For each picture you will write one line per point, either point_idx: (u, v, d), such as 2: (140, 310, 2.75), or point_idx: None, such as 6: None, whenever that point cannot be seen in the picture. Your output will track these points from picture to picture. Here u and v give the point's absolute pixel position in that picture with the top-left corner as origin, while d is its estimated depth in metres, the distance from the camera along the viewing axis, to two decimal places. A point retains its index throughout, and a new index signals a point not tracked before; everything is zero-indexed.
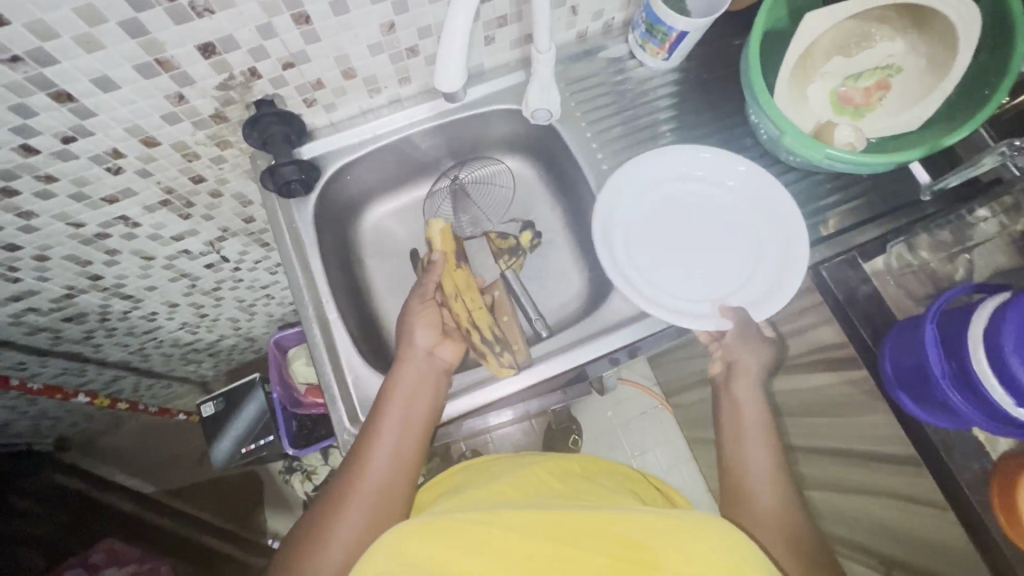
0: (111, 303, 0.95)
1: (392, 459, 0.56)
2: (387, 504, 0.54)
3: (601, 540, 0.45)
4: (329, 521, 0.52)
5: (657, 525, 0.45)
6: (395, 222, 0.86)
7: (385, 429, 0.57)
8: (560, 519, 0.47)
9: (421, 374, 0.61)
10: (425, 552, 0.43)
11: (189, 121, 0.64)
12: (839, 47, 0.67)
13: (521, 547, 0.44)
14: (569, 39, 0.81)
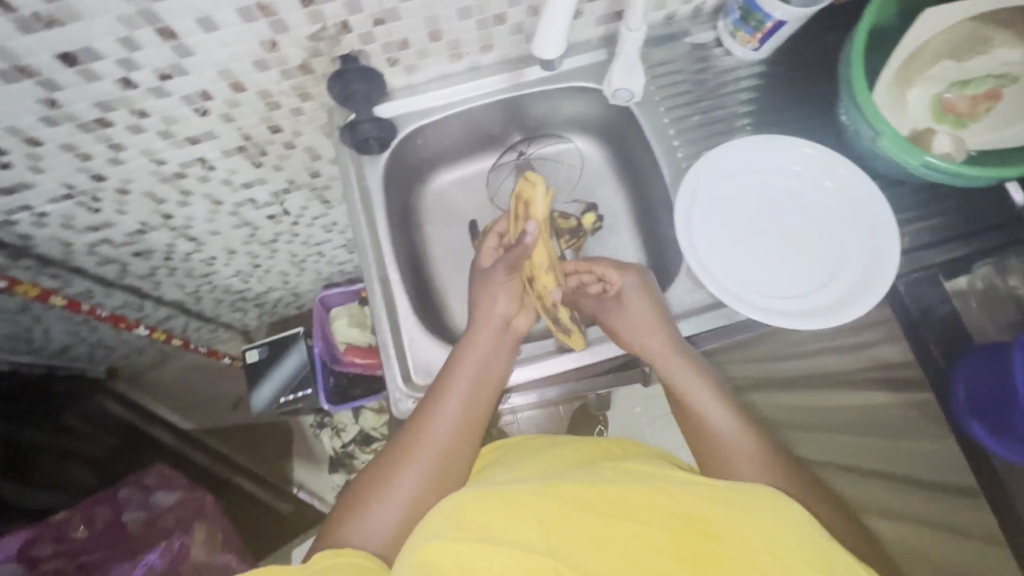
0: (177, 243, 0.99)
1: (457, 421, 0.57)
2: (446, 462, 0.56)
3: (655, 513, 0.47)
4: (394, 471, 0.55)
5: (708, 499, 0.47)
6: (458, 191, 0.86)
7: (448, 391, 0.58)
8: (614, 492, 0.49)
9: (483, 341, 0.62)
10: (491, 516, 0.46)
11: (278, 69, 0.65)
12: (950, 51, 0.64)
13: (581, 515, 0.47)
14: (656, 20, 0.78)
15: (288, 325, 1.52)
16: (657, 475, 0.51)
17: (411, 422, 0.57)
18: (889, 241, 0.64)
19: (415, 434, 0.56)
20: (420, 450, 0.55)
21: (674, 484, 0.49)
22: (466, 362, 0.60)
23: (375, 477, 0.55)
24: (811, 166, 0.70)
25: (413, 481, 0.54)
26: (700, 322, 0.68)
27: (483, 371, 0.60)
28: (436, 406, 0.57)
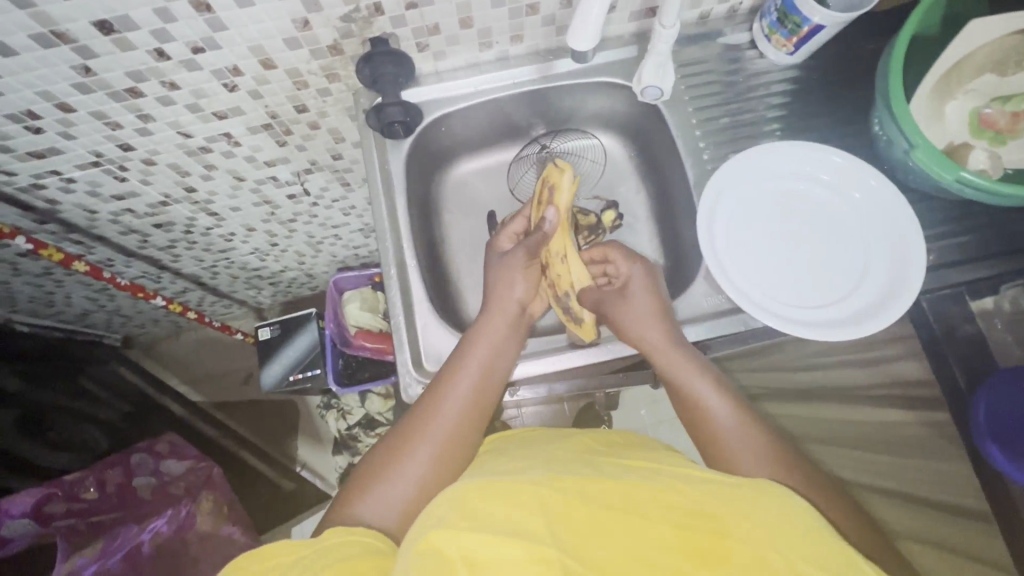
0: (198, 217, 1.00)
1: (464, 399, 0.57)
2: (455, 444, 0.55)
3: (660, 508, 0.42)
4: (400, 448, 0.54)
5: (717, 495, 0.42)
6: (478, 181, 0.86)
7: (459, 372, 0.58)
8: (619, 485, 0.44)
9: (495, 327, 0.63)
10: (491, 507, 0.41)
11: (308, 48, 0.66)
12: (993, 64, 0.62)
13: (586, 507, 0.42)
14: (690, 18, 0.77)
15: (301, 305, 1.53)
16: (661, 472, 0.47)
17: (421, 403, 0.57)
18: (918, 255, 0.63)
19: (424, 414, 0.56)
20: (428, 430, 0.54)
21: (678, 479, 0.45)
22: (477, 345, 0.61)
23: (382, 456, 0.54)
24: (841, 176, 0.69)
25: (419, 460, 0.53)
26: (716, 326, 0.67)
27: (495, 355, 0.61)
28: (446, 387, 0.57)
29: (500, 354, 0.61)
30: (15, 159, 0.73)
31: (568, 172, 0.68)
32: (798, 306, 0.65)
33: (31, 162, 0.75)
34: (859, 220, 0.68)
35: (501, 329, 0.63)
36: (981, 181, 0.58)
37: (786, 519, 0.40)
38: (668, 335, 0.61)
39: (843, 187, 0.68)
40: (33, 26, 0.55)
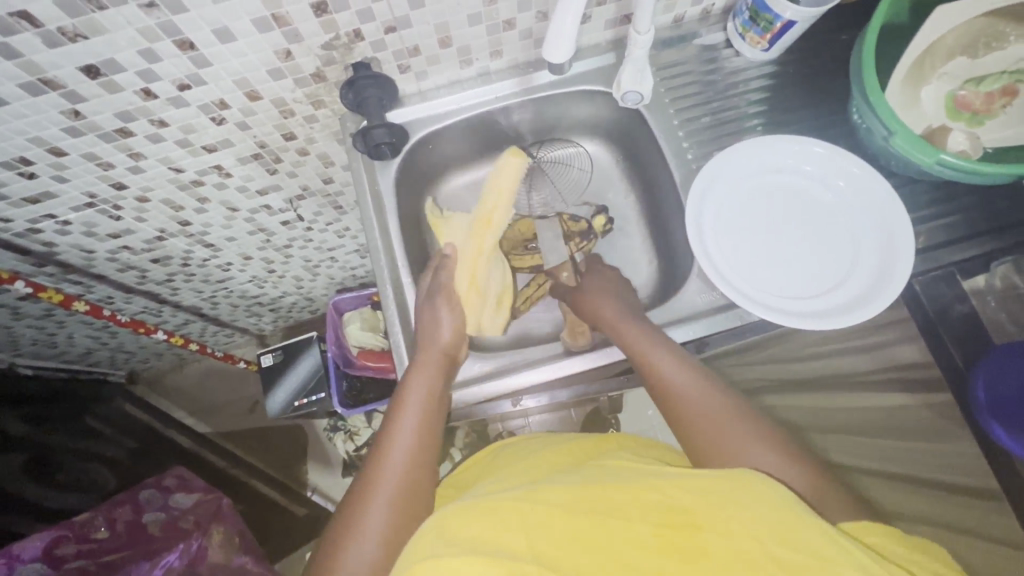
0: (194, 249, 1.01)
1: (411, 439, 0.57)
2: (408, 499, 0.53)
3: (642, 507, 0.42)
4: (362, 504, 0.53)
5: (698, 491, 0.43)
6: (467, 197, 0.87)
7: (397, 426, 0.58)
8: (597, 489, 0.45)
9: (426, 369, 0.63)
10: (472, 526, 0.42)
11: (291, 77, 0.67)
12: (964, 47, 0.63)
13: (568, 514, 0.43)
14: (665, 23, 0.78)
15: (303, 329, 1.54)
16: (646, 471, 0.47)
17: (366, 467, 0.56)
18: (905, 240, 0.63)
19: (374, 477, 0.54)
20: (381, 487, 0.53)
21: (663, 479, 0.45)
22: (414, 389, 0.61)
23: (335, 533, 0.52)
24: (823, 165, 0.69)
25: (379, 522, 0.51)
26: (712, 323, 0.68)
27: (432, 405, 0.60)
28: (388, 445, 0.56)
29: (438, 400, 0.61)
30: (11, 206, 0.75)
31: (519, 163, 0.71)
32: (786, 296, 0.66)
33: (27, 207, 0.76)
34: (848, 211, 0.68)
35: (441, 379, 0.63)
36: (960, 163, 0.59)
37: (765, 503, 0.41)
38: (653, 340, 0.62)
39: (830, 175, 0.69)
40: (21, 75, 0.57)
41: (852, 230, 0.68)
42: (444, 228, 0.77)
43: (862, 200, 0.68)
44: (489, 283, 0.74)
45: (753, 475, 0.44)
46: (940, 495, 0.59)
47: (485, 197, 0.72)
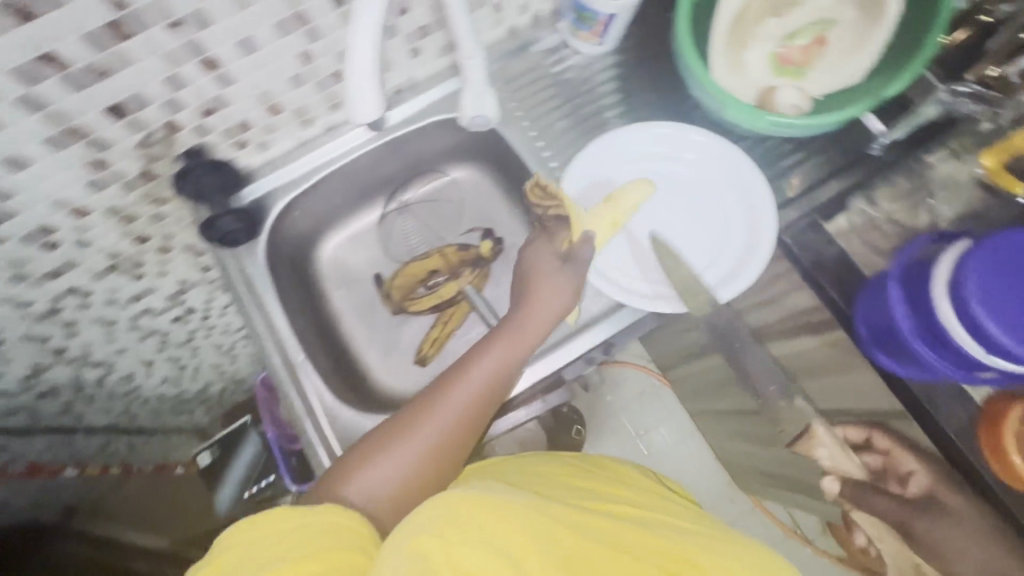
0: (83, 373, 0.93)
1: (459, 406, 0.59)
2: (438, 453, 0.57)
3: (650, 552, 0.57)
4: (392, 440, 0.56)
5: (705, 549, 0.58)
6: (353, 253, 0.84)
7: (457, 385, 0.59)
8: (616, 529, 0.58)
9: (512, 336, 0.63)
10: (487, 522, 0.49)
11: (117, 185, 0.62)
12: (770, 9, 0.65)
13: (571, 532, 0.54)
14: (501, 36, 0.77)
15: (241, 412, 1.46)
16: (651, 521, 0.62)
17: (416, 402, 0.59)
18: (768, 213, 0.67)
19: (399, 439, 0.56)
20: (417, 434, 0.57)
21: (668, 534, 0.60)
22: (495, 352, 0.62)
23: (364, 449, 0.56)
24: (672, 142, 0.71)
25: (405, 461, 0.55)
26: (610, 325, 0.68)
27: (474, 403, 0.59)
28: (445, 390, 0.59)
29: (481, 400, 0.60)
30: None
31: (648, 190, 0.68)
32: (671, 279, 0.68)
33: None
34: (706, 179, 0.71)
35: (494, 371, 0.61)
36: (796, 119, 0.62)
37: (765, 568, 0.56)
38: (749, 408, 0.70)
39: (681, 150, 0.71)
40: None
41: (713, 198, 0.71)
42: (576, 217, 0.67)
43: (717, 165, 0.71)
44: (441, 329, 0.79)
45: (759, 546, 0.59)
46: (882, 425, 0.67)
47: (615, 197, 0.68)
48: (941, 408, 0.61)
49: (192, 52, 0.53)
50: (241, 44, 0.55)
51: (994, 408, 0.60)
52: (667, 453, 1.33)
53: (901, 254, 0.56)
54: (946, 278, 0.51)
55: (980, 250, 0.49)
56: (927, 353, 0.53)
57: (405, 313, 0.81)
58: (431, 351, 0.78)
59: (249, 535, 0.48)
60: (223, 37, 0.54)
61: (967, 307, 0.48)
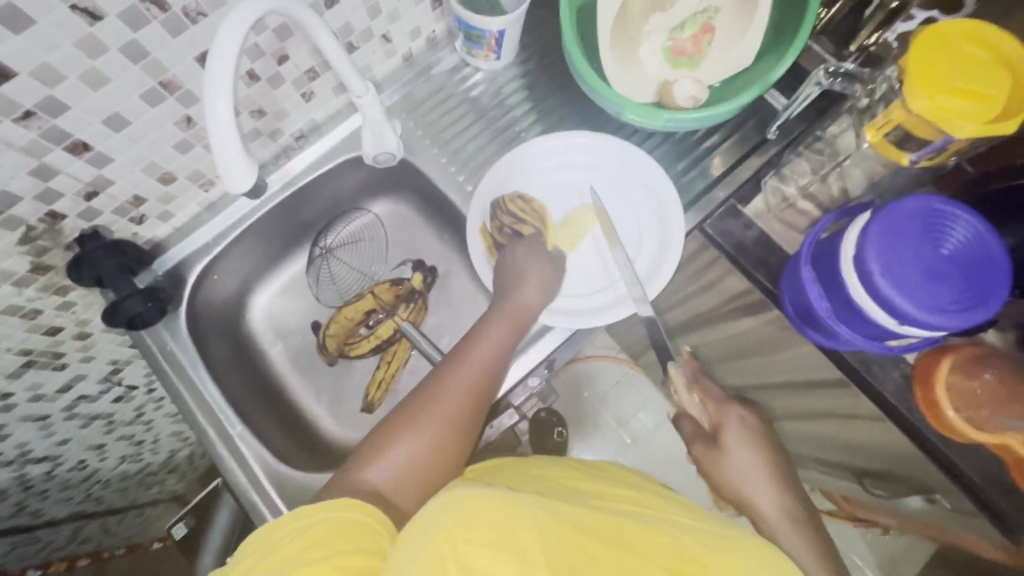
0: (27, 471, 0.89)
1: (471, 383, 0.59)
2: (457, 429, 0.56)
3: (654, 550, 0.51)
4: (413, 418, 0.56)
5: (711, 548, 0.52)
6: (285, 306, 0.81)
7: (468, 360, 0.60)
8: (634, 536, 0.52)
9: (514, 312, 0.63)
10: (492, 517, 0.46)
11: (7, 285, 0.58)
12: (654, 3, 0.64)
13: (577, 533, 0.49)
14: (397, 65, 0.75)
15: (216, 472, 1.41)
16: (656, 517, 0.56)
17: (430, 381, 0.59)
18: (676, 211, 0.68)
19: (418, 414, 0.56)
20: (438, 409, 0.56)
21: (670, 526, 0.54)
22: (498, 329, 0.62)
23: (386, 429, 0.55)
24: (566, 151, 0.71)
25: (427, 439, 0.55)
26: (548, 343, 0.69)
27: (485, 376, 0.59)
28: (459, 366, 0.59)
29: (492, 373, 0.60)
30: None
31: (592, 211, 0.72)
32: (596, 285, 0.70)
33: None
34: (610, 179, 0.72)
35: (502, 342, 0.62)
36: (692, 114, 0.63)
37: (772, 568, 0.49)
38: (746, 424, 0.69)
39: (578, 156, 0.71)
40: None
41: (622, 195, 0.72)
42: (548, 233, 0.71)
43: (617, 161, 0.71)
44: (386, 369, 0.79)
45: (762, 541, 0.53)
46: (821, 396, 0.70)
47: (563, 225, 0.72)
48: (876, 373, 0.62)
49: (54, 140, 0.50)
50: (108, 122, 0.53)
51: (925, 362, 0.60)
52: (651, 438, 1.32)
53: (815, 230, 0.57)
54: (848, 254, 0.51)
55: (876, 222, 0.49)
56: (845, 331, 0.54)
57: (346, 358, 0.80)
58: (379, 394, 0.78)
59: (272, 531, 0.47)
60: (86, 119, 0.51)
61: (872, 283, 0.48)
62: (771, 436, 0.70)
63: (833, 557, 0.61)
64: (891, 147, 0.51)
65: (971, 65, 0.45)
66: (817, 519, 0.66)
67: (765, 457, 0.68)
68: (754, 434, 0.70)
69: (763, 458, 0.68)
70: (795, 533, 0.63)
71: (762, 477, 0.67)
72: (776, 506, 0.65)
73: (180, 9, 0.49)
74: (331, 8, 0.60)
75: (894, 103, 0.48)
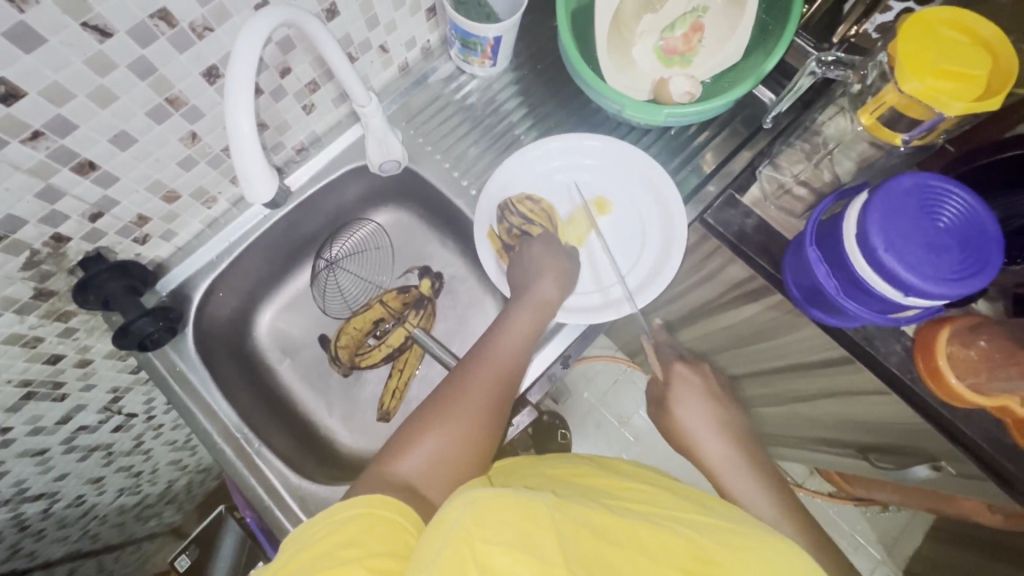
0: (23, 509, 0.85)
1: (495, 376, 0.59)
2: (485, 420, 0.57)
3: (673, 552, 0.47)
4: (442, 411, 0.56)
5: (726, 544, 0.49)
6: (291, 321, 0.81)
7: (490, 354, 0.61)
8: (656, 537, 0.48)
9: (532, 304, 0.64)
10: (509, 518, 0.42)
11: (9, 312, 0.56)
12: (644, 6, 0.67)
13: (595, 536, 0.45)
14: (393, 75, 0.76)
15: (215, 499, 1.37)
16: (670, 517, 0.52)
17: (454, 375, 0.59)
18: (676, 204, 0.70)
19: (447, 407, 0.56)
20: (464, 402, 0.56)
21: (689, 527, 0.51)
22: (518, 320, 0.63)
23: (414, 424, 0.55)
24: (565, 154, 0.73)
25: (457, 431, 0.55)
26: (560, 340, 0.69)
27: (511, 368, 0.60)
28: (482, 359, 0.60)
29: (516, 366, 0.61)
30: None
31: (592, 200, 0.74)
32: (607, 282, 0.71)
33: None
34: (611, 177, 0.73)
35: (524, 334, 0.63)
36: (689, 110, 0.65)
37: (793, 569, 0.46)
38: (690, 387, 0.72)
39: (578, 157, 0.73)
40: None
41: (625, 192, 0.73)
42: (561, 232, 0.73)
43: (616, 161, 0.73)
44: (400, 378, 0.79)
45: (774, 535, 0.51)
46: (835, 373, 0.70)
47: (570, 223, 0.74)
48: (879, 347, 0.64)
49: (61, 160, 0.49)
50: (115, 141, 0.52)
51: (924, 332, 0.63)
52: (654, 434, 1.33)
53: (816, 214, 0.59)
54: (852, 233, 0.53)
55: (876, 199, 0.51)
56: (854, 306, 0.56)
57: (358, 370, 0.80)
58: (394, 403, 0.78)
59: (303, 532, 0.46)
60: (94, 138, 0.50)
61: (877, 257, 0.51)
62: (713, 389, 0.73)
63: (776, 494, 0.63)
64: (883, 128, 0.54)
65: (956, 49, 0.48)
66: (762, 463, 0.67)
67: (710, 409, 0.70)
68: (696, 389, 0.72)
69: (709, 409, 0.70)
70: (738, 477, 0.64)
71: (707, 427, 0.68)
72: (721, 454, 0.66)
73: (188, 25, 0.49)
74: (331, 20, 0.60)
75: (886, 88, 0.51)
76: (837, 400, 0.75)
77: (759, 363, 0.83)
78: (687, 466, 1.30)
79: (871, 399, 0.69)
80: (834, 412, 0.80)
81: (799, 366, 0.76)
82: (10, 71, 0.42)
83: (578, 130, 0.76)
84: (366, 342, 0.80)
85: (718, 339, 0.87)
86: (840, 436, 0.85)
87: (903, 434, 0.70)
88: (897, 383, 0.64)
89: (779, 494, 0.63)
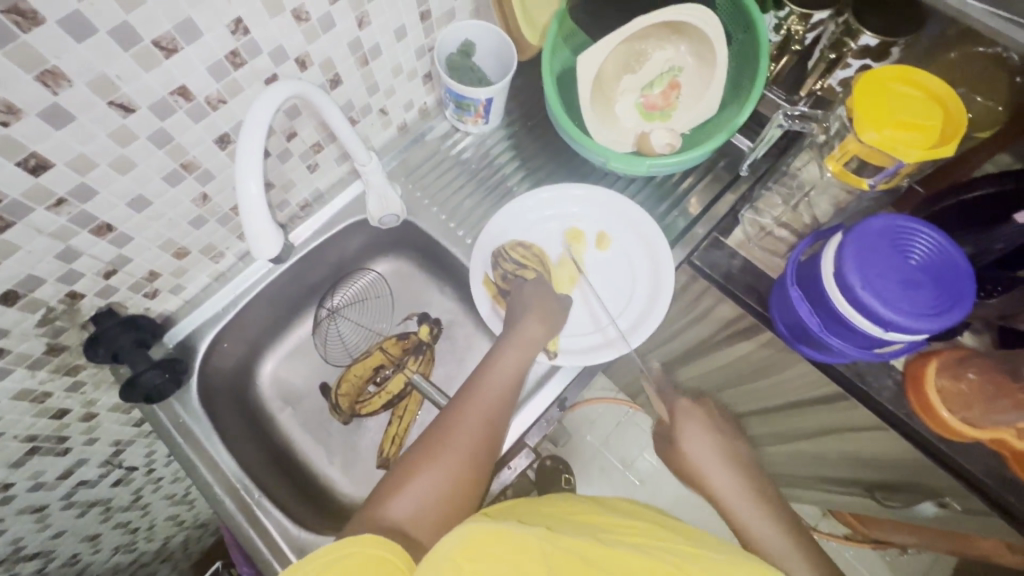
0: (17, 569, 0.84)
1: (484, 417, 0.60)
2: (474, 461, 0.58)
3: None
4: (431, 452, 0.57)
5: (714, 568, 0.49)
6: (293, 369, 0.83)
7: (479, 394, 0.62)
8: (643, 564, 0.49)
9: (519, 344, 0.66)
10: (500, 552, 0.44)
11: (21, 368, 0.58)
12: (623, 68, 0.72)
13: (585, 565, 0.46)
14: (393, 135, 0.81)
15: (212, 556, 1.33)
16: (661, 547, 0.53)
17: (444, 415, 0.60)
18: (665, 252, 0.73)
19: (435, 450, 0.57)
20: (454, 444, 0.58)
21: (677, 555, 0.51)
22: (506, 359, 0.65)
23: (405, 466, 0.56)
24: (554, 203, 0.77)
25: (445, 472, 0.56)
26: (558, 381, 0.71)
27: (500, 407, 0.61)
28: (471, 399, 0.61)
29: (504, 405, 0.62)
30: None
31: (585, 245, 0.77)
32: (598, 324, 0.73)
33: None
34: (600, 222, 0.77)
35: (513, 371, 0.64)
36: (669, 160, 0.69)
37: None
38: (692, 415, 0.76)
39: (566, 204, 0.77)
40: None
41: (614, 235, 0.76)
42: (554, 276, 0.76)
43: (604, 207, 0.77)
44: (401, 427, 0.80)
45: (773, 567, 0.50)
46: (834, 409, 0.70)
47: (561, 266, 0.77)
48: (871, 382, 0.64)
49: (81, 224, 0.53)
50: (133, 205, 0.56)
51: (914, 366, 0.64)
52: (660, 476, 1.31)
53: (795, 254, 0.62)
54: (830, 273, 0.55)
55: (848, 239, 0.54)
56: (837, 343, 0.58)
57: (358, 418, 0.81)
58: (395, 450, 0.79)
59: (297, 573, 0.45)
60: (113, 202, 0.54)
61: (855, 295, 0.53)
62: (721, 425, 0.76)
63: (758, 496, 0.69)
64: (850, 174, 0.56)
65: (904, 103, 0.53)
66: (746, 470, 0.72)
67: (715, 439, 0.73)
68: (702, 421, 0.76)
69: (706, 431, 0.74)
70: (725, 473, 0.70)
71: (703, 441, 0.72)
72: (710, 457, 0.71)
73: (204, 99, 0.53)
74: (335, 89, 0.65)
75: (847, 138, 0.55)
76: (839, 436, 0.75)
77: (754, 401, 0.83)
78: (694, 510, 1.27)
79: (873, 434, 0.68)
80: (835, 450, 0.79)
81: (798, 402, 0.76)
82: (41, 146, 0.46)
83: (567, 180, 0.81)
84: (365, 391, 0.81)
85: (714, 377, 0.87)
86: (844, 472, 0.84)
87: (906, 468, 0.69)
88: (895, 419, 0.64)
89: (757, 493, 0.69)
